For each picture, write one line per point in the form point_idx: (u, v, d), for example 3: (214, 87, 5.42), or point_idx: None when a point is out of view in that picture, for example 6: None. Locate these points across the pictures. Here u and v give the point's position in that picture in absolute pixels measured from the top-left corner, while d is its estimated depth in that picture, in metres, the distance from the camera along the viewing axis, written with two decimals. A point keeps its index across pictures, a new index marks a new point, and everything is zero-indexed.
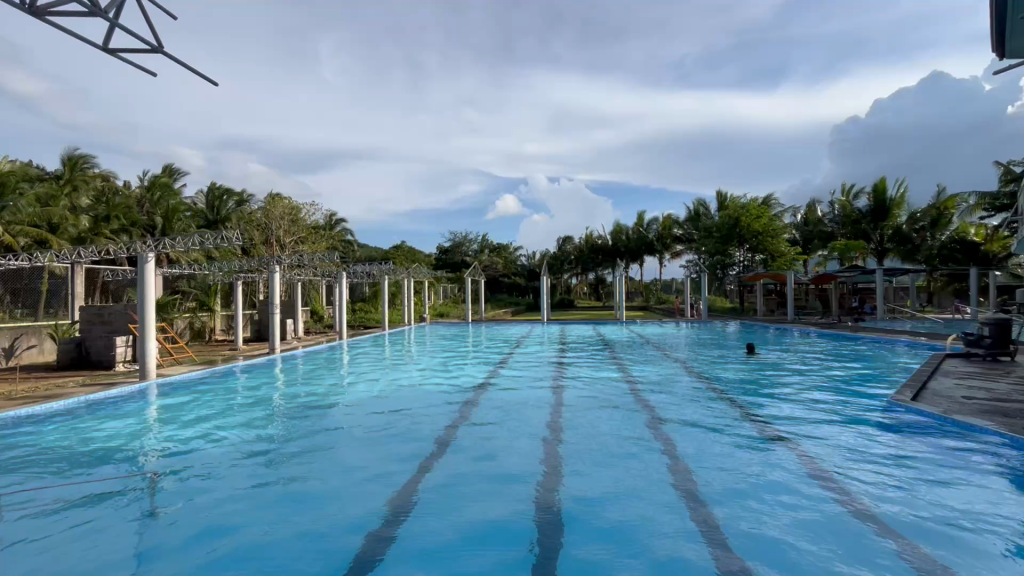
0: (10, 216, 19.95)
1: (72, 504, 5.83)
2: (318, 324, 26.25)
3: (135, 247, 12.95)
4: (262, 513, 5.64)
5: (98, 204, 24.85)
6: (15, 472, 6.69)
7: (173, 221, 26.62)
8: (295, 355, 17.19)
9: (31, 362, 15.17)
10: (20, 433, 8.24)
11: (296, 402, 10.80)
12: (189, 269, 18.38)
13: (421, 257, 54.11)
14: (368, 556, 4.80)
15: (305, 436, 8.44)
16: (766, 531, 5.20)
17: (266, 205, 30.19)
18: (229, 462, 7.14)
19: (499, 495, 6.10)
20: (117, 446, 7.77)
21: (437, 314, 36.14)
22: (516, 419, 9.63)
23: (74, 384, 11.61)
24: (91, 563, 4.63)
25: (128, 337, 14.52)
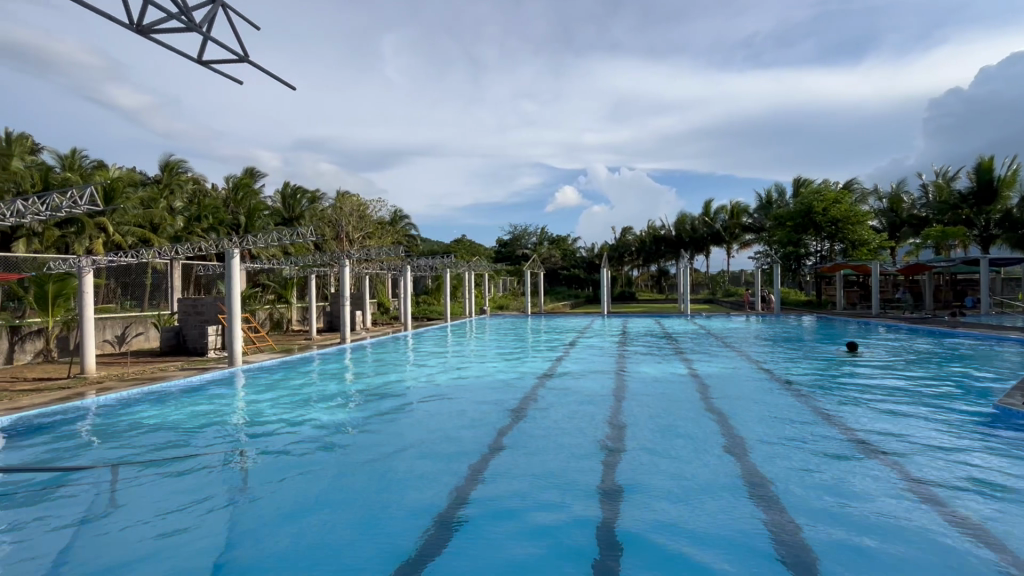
0: (119, 218, 22.37)
1: (175, 476, 6.42)
2: (385, 315, 27.41)
3: (222, 243, 14.02)
4: (337, 496, 5.92)
5: (191, 204, 27.24)
6: (129, 444, 7.55)
7: (255, 219, 28.67)
8: (364, 345, 18.11)
9: (139, 347, 17.00)
10: (132, 411, 9.28)
11: (366, 389, 11.38)
12: (269, 264, 19.75)
13: (481, 250, 55.04)
14: (435, 536, 5.03)
15: (375, 422, 8.89)
16: (846, 536, 4.91)
17: (336, 202, 31.89)
18: (307, 446, 7.57)
19: (561, 488, 6.06)
20: (211, 425, 8.56)
21: (497, 307, 36.62)
22: (578, 412, 9.54)
23: (175, 368, 12.91)
24: (193, 527, 5.16)
25: (218, 327, 15.88)
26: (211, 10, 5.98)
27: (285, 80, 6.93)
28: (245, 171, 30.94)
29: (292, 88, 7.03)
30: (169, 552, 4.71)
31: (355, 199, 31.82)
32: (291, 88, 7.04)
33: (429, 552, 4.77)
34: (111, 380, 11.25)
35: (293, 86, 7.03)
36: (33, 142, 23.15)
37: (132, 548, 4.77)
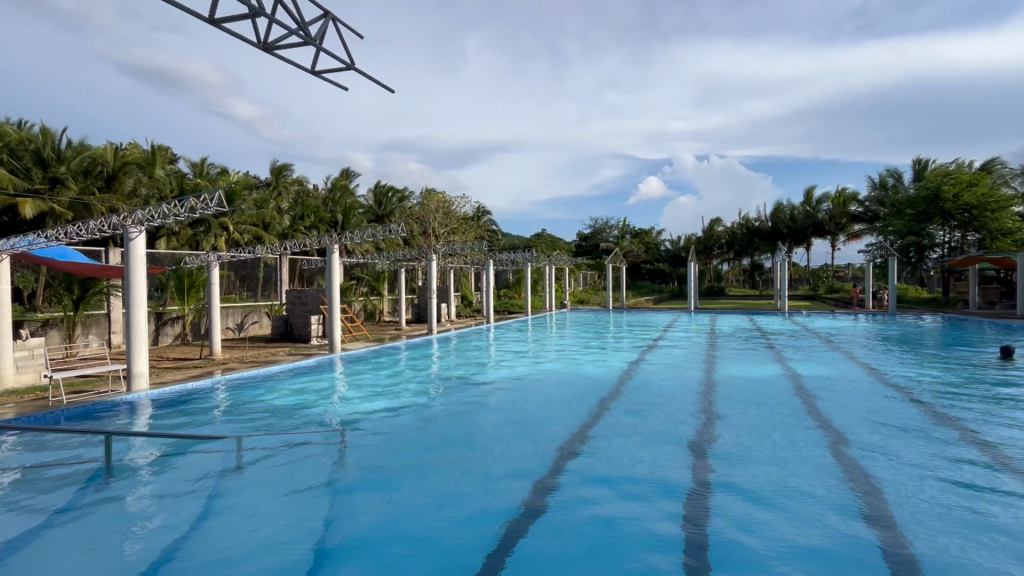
0: (238, 218, 25.11)
1: (287, 448, 7.14)
2: (467, 308, 28.31)
3: (324, 240, 15.19)
4: (428, 478, 6.21)
5: (296, 204, 29.84)
6: (248, 419, 8.49)
7: (351, 217, 30.67)
8: (449, 336, 18.89)
9: (255, 334, 18.91)
10: (251, 390, 10.44)
11: (451, 379, 11.87)
12: (363, 259, 21.16)
13: (562, 244, 54.73)
14: (522, 519, 5.26)
15: (460, 410, 9.27)
16: (968, 557, 4.50)
17: (423, 200, 33.43)
18: (399, 430, 8.05)
19: (645, 488, 5.89)
20: (315, 406, 9.40)
21: (578, 301, 36.31)
22: (662, 410, 9.21)
23: (285, 353, 14.32)
24: (305, 492, 5.76)
25: (319, 317, 17.29)
26: (322, 23, 6.46)
27: (384, 83, 7.38)
28: (341, 172, 33.22)
29: (391, 91, 7.45)
30: (288, 514, 5.30)
31: (440, 196, 33.25)
32: (389, 91, 7.47)
33: (517, 533, 5.01)
34: (234, 362, 12.72)
35: (391, 90, 7.46)
36: (171, 152, 26.59)
37: (252, 511, 5.34)
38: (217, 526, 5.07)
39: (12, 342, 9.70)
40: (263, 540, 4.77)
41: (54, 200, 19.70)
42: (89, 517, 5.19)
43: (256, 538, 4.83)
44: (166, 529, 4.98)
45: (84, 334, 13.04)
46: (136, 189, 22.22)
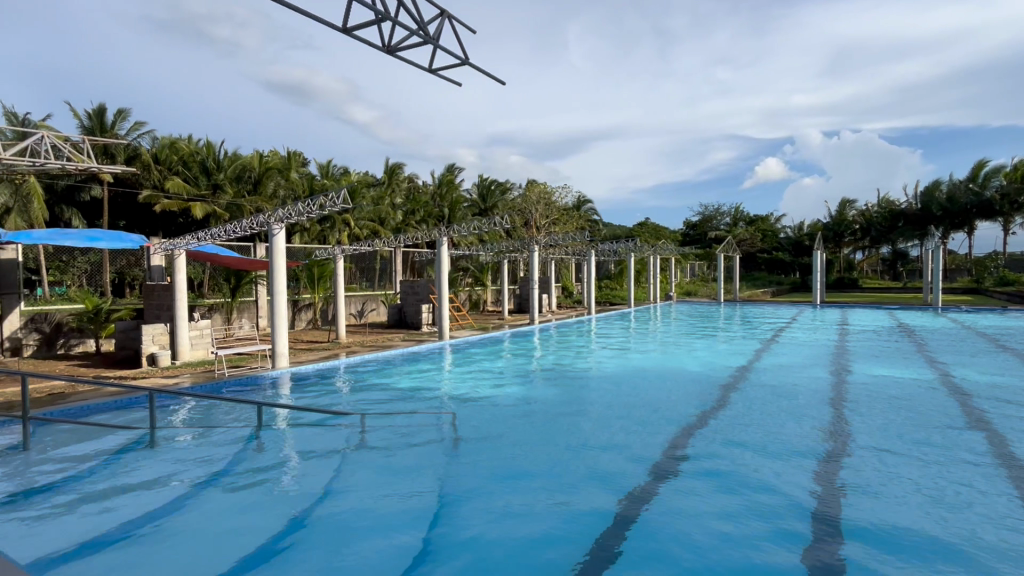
0: (357, 214, 27.45)
1: (403, 427, 7.68)
2: (568, 299, 28.18)
3: (433, 233, 16.03)
4: (534, 467, 6.24)
5: (408, 200, 31.79)
6: (369, 398, 9.27)
7: (457, 211, 32.03)
8: (550, 326, 18.99)
9: (373, 320, 20.69)
10: (370, 372, 11.39)
11: (553, 369, 11.92)
12: (468, 251, 21.96)
13: (667, 233, 52.25)
14: (627, 513, 5.16)
15: (562, 400, 9.29)
16: None
17: (525, 191, 33.96)
18: (504, 417, 8.27)
19: (765, 495, 5.42)
20: (426, 390, 10.00)
21: (685, 292, 34.48)
22: (782, 411, 8.41)
23: (399, 339, 15.41)
24: (421, 470, 6.17)
25: (429, 306, 18.36)
26: (439, 22, 6.73)
27: (495, 76, 7.51)
28: (447, 168, 34.59)
29: (502, 84, 7.57)
30: (408, 487, 5.73)
31: (541, 186, 33.48)
32: (500, 84, 7.59)
33: (623, 527, 4.93)
34: (357, 345, 13.98)
35: (502, 83, 7.57)
36: (302, 157, 29.64)
37: (373, 485, 5.75)
38: (346, 492, 5.60)
39: (187, 323, 11.52)
40: (384, 512, 5.20)
41: (215, 202, 22.96)
42: (247, 471, 6.04)
43: (380, 508, 5.30)
44: (302, 492, 5.56)
45: (239, 318, 15.12)
46: (276, 191, 25.10)
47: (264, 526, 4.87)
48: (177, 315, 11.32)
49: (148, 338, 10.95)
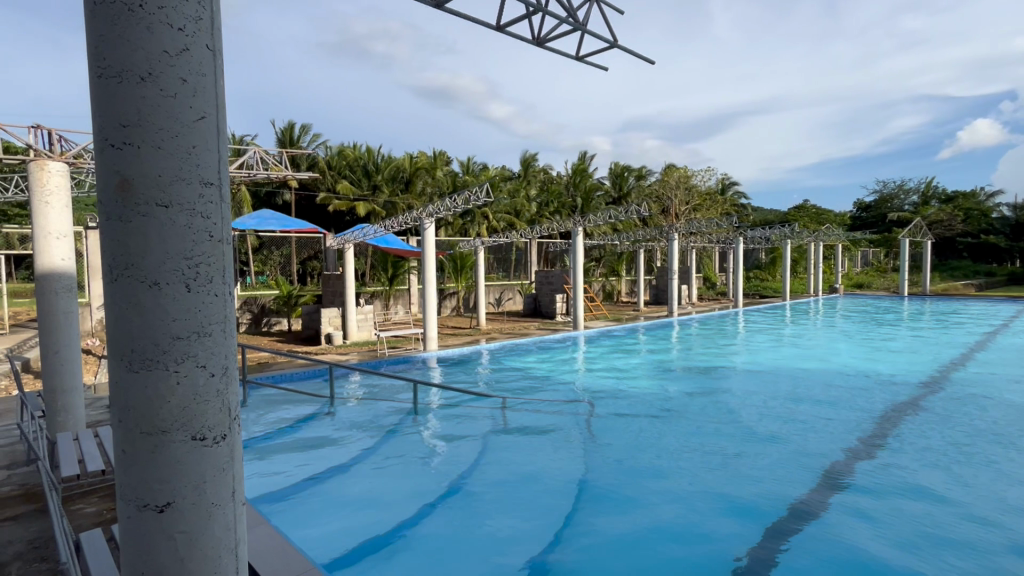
0: (495, 207, 28.70)
1: (541, 413, 7.83)
2: (711, 291, 26.18)
3: (568, 224, 16.07)
4: (679, 468, 5.86)
5: (543, 191, 32.17)
6: (507, 384, 9.65)
7: (590, 200, 31.64)
8: (691, 318, 17.81)
9: (510, 309, 21.42)
10: (508, 358, 11.85)
11: (694, 364, 11.18)
12: (603, 240, 21.58)
13: (832, 217, 45.60)
14: (788, 525, 4.66)
15: (706, 397, 8.65)
16: None
17: (662, 177, 32.41)
18: (642, 410, 7.99)
19: (973, 533, 4.48)
20: (561, 378, 10.08)
21: (855, 285, 29.80)
22: (998, 429, 6.80)
23: (535, 328, 15.77)
24: (561, 454, 6.25)
25: (564, 296, 18.45)
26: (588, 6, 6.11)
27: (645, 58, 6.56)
28: (580, 157, 34.18)
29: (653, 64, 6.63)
30: (548, 470, 5.82)
31: (681, 170, 31.68)
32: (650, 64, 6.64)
33: (782, 540, 4.47)
34: (495, 332, 14.66)
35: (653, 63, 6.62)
36: (447, 156, 31.74)
37: (514, 466, 5.90)
38: (490, 467, 5.89)
39: (354, 308, 13.20)
40: (526, 490, 5.36)
41: (374, 201, 25.80)
42: (405, 441, 6.68)
43: (521, 486, 5.45)
44: (452, 463, 5.99)
45: (394, 304, 16.83)
46: (424, 189, 27.28)
47: (418, 493, 5.30)
48: (346, 300, 13.00)
49: (325, 320, 12.75)
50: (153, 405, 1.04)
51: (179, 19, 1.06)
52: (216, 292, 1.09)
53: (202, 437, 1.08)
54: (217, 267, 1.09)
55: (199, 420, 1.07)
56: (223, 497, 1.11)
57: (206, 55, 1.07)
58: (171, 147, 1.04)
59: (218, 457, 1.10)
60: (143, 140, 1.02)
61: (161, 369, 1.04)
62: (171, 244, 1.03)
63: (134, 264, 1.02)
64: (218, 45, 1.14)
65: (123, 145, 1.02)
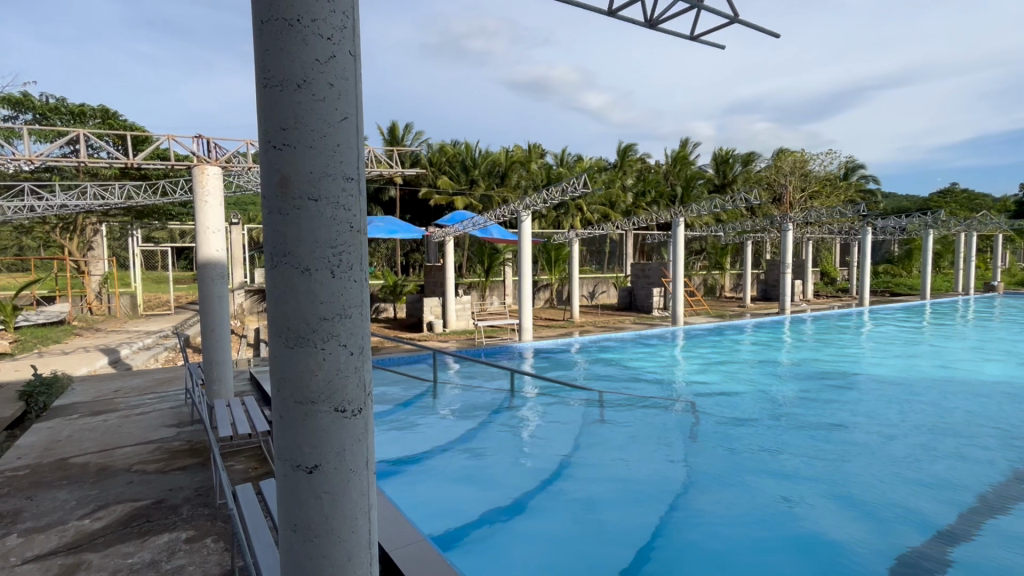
0: (590, 199, 28.33)
1: (638, 408, 7.61)
2: (830, 287, 23.67)
3: (668, 214, 15.34)
4: (794, 481, 5.36)
5: (639, 180, 31.00)
6: (602, 377, 9.53)
7: (691, 189, 29.84)
8: (806, 317, 16.22)
9: (604, 302, 20.91)
10: (603, 351, 11.67)
11: (810, 366, 10.21)
12: (706, 231, 20.34)
13: (989, 202, 38.86)
14: (925, 557, 4.13)
15: (825, 403, 7.87)
16: None
17: (775, 161, 29.77)
18: (749, 412, 7.47)
19: None
20: (658, 374, 9.73)
21: (1018, 283, 25.23)
22: None
23: (630, 322, 15.36)
24: (658, 451, 6.05)
25: (662, 290, 17.69)
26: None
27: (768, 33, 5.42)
28: (681, 144, 32.49)
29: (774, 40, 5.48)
30: (645, 466, 5.66)
31: (797, 154, 28.83)
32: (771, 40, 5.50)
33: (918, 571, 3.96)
34: (590, 325, 14.50)
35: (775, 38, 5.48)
36: (542, 149, 31.86)
37: (610, 460, 5.80)
38: (586, 459, 5.85)
39: (454, 297, 13.82)
40: (621, 483, 5.27)
41: (471, 194, 26.75)
42: (501, 428, 6.86)
43: (617, 480, 5.36)
44: (547, 452, 6.05)
45: (490, 295, 17.31)
46: (519, 182, 27.75)
47: (516, 477, 5.43)
48: (447, 290, 13.62)
49: (427, 309, 13.50)
50: (305, 378, 1.16)
51: (328, 27, 1.13)
52: (356, 278, 1.19)
53: (342, 409, 1.19)
54: (357, 255, 1.18)
55: (340, 393, 1.18)
56: (358, 464, 1.21)
57: (350, 61, 1.15)
58: (321, 146, 1.13)
59: (355, 429, 1.20)
60: (299, 141, 1.12)
61: (311, 346, 1.16)
62: (320, 234, 1.14)
63: (290, 252, 1.14)
64: (357, 49, 1.22)
65: (283, 146, 1.13)
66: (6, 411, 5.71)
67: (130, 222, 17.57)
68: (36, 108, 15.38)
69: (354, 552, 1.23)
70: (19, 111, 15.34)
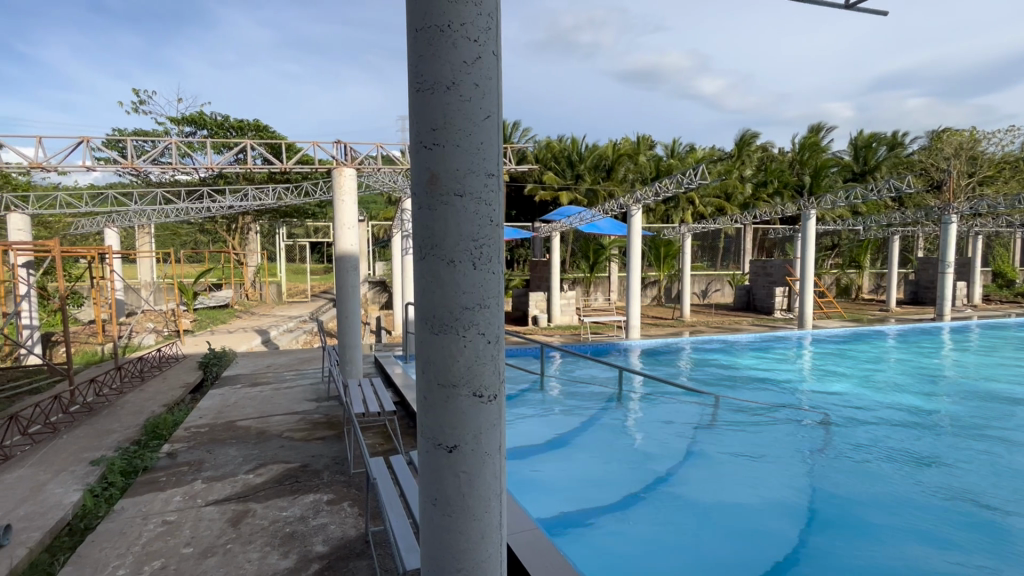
0: (703, 191, 26.72)
1: (757, 416, 7.04)
2: (1004, 290, 19.82)
3: (795, 206, 13.90)
4: (957, 521, 4.49)
5: (760, 170, 28.44)
6: (716, 380, 8.97)
7: (821, 178, 26.55)
8: (971, 324, 13.77)
9: (717, 301, 19.63)
10: (716, 353, 10.98)
11: (975, 382, 8.66)
12: (840, 225, 18.11)
13: None
14: None
15: (996, 428, 6.64)
16: None
17: (932, 143, 25.54)
18: (895, 432, 6.55)
19: None
20: (781, 381, 8.92)
21: None
22: None
23: (748, 323, 14.22)
24: (781, 465, 5.56)
25: (786, 289, 16.10)
26: None
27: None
28: (812, 128, 29.19)
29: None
30: (764, 478, 5.23)
31: (962, 134, 24.44)
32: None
33: None
34: (702, 325, 13.71)
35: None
36: (651, 141, 30.65)
37: (724, 470, 5.42)
38: (697, 464, 5.58)
39: (559, 292, 13.88)
40: (736, 494, 4.93)
41: (576, 189, 26.63)
42: (607, 425, 6.78)
43: (732, 490, 5.02)
44: (654, 454, 5.84)
45: (595, 291, 17.11)
46: (626, 176, 27.05)
47: (621, 475, 5.34)
48: (552, 285, 13.72)
49: (532, 303, 13.73)
50: (448, 362, 1.24)
51: (475, 30, 1.20)
52: (494, 270, 1.25)
53: (480, 395, 1.25)
54: (496, 248, 1.24)
55: (479, 379, 1.25)
56: (493, 449, 1.27)
57: (493, 62, 1.21)
58: (467, 144, 1.20)
59: (490, 414, 1.26)
60: (447, 140, 1.20)
61: (455, 333, 1.23)
62: (464, 227, 1.20)
63: (436, 245, 1.22)
64: (496, 50, 1.27)
65: (433, 145, 1.21)
66: (190, 378, 6.88)
67: (277, 220, 20.13)
68: (210, 124, 18.26)
69: (487, 532, 1.29)
70: (198, 128, 18.35)
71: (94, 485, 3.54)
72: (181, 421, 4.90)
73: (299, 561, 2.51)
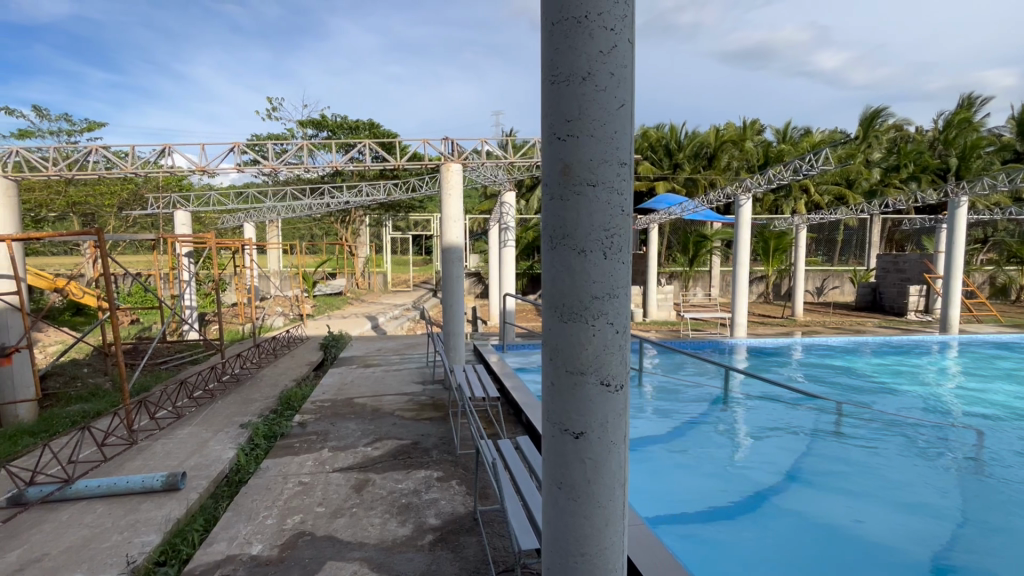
0: (820, 178, 24.25)
1: (888, 427, 6.27)
2: None
3: (939, 193, 12.09)
4: None
5: (892, 152, 25.08)
6: (835, 385, 8.15)
7: (971, 160, 22.77)
8: None
9: (835, 299, 17.71)
10: (836, 355, 9.94)
11: None
12: (997, 214, 15.46)
13: None
14: None
15: None
16: None
17: None
18: None
19: None
20: (916, 390, 7.87)
21: None
22: None
23: (874, 325, 12.70)
24: (918, 482, 4.92)
25: (922, 287, 14.08)
26: None
27: None
28: (962, 102, 25.13)
29: None
30: (898, 496, 4.66)
31: None
32: None
33: None
34: (817, 326, 12.50)
35: None
36: (761, 125, 28.28)
37: (847, 483, 4.91)
38: (814, 474, 5.11)
39: (656, 286, 13.40)
40: (861, 509, 4.46)
41: (675, 179, 25.41)
42: (709, 426, 6.45)
43: (857, 505, 4.54)
44: (763, 459, 5.46)
45: (694, 285, 16.28)
46: (730, 163, 25.61)
47: (725, 479, 5.07)
48: (648, 278, 13.28)
49: None
50: (576, 351, 1.26)
51: (611, 19, 1.19)
52: (624, 260, 1.24)
53: (607, 384, 1.26)
54: (627, 239, 1.24)
55: (606, 367, 1.26)
56: (618, 439, 1.28)
57: (627, 49, 1.20)
58: (601, 134, 1.20)
59: (617, 403, 1.27)
60: (581, 131, 1.21)
61: (584, 321, 1.24)
62: (595, 217, 1.21)
63: (568, 235, 1.23)
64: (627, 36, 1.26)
65: (566, 137, 1.22)
66: (314, 357, 7.66)
67: (383, 214, 21.59)
68: (329, 126, 20.02)
69: (611, 520, 1.30)
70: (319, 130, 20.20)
71: (244, 445, 4.10)
72: (308, 395, 5.48)
73: (415, 530, 2.72)
